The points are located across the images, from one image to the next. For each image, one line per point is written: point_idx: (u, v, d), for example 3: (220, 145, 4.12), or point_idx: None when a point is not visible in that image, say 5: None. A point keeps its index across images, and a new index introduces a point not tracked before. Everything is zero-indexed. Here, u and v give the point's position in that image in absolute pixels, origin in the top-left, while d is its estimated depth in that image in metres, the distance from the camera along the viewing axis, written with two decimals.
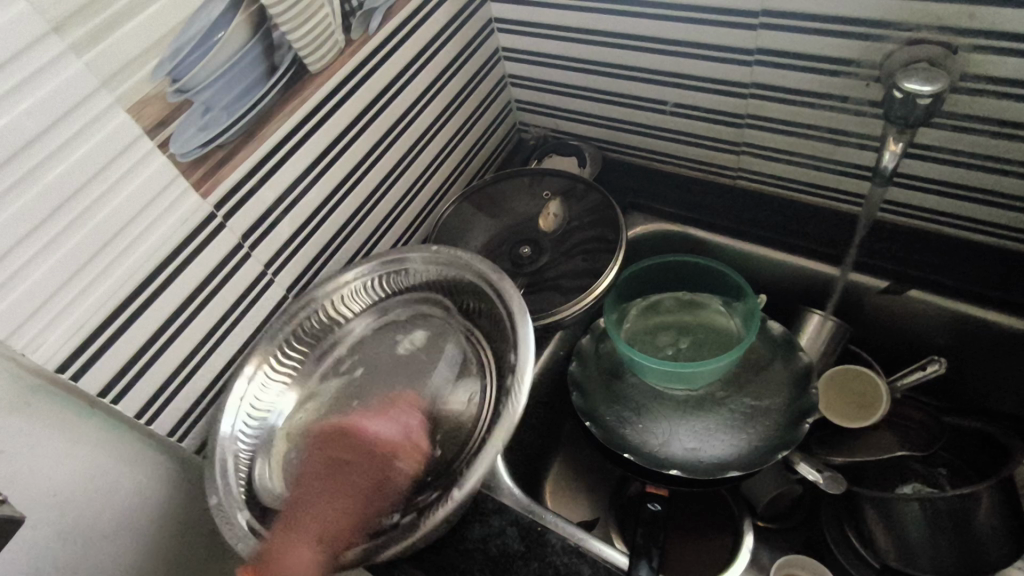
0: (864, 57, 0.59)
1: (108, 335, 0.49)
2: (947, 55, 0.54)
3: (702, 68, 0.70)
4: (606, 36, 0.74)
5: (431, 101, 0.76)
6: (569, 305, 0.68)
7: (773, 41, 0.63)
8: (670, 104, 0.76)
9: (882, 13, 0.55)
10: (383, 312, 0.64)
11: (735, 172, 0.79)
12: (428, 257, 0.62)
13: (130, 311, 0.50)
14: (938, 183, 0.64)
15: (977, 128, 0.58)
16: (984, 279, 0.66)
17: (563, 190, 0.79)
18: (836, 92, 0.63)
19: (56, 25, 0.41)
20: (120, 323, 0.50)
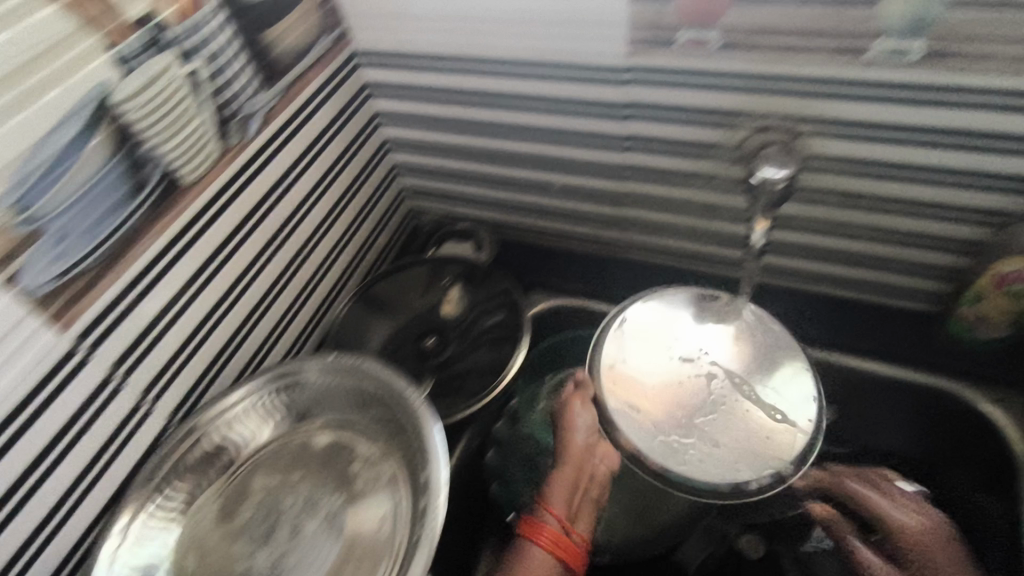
0: (723, 142, 0.64)
1: None
2: (793, 139, 0.61)
3: (582, 154, 0.74)
4: (490, 127, 0.77)
5: (318, 199, 0.74)
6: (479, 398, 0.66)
7: (644, 130, 0.67)
8: (557, 188, 0.79)
9: (733, 105, 0.61)
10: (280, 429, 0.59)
11: (625, 247, 0.83)
12: (327, 366, 0.59)
13: None
14: (807, 248, 0.71)
15: (825, 200, 0.65)
16: (858, 329, 0.72)
17: (463, 276, 0.78)
18: (704, 173, 0.68)
19: None
20: None
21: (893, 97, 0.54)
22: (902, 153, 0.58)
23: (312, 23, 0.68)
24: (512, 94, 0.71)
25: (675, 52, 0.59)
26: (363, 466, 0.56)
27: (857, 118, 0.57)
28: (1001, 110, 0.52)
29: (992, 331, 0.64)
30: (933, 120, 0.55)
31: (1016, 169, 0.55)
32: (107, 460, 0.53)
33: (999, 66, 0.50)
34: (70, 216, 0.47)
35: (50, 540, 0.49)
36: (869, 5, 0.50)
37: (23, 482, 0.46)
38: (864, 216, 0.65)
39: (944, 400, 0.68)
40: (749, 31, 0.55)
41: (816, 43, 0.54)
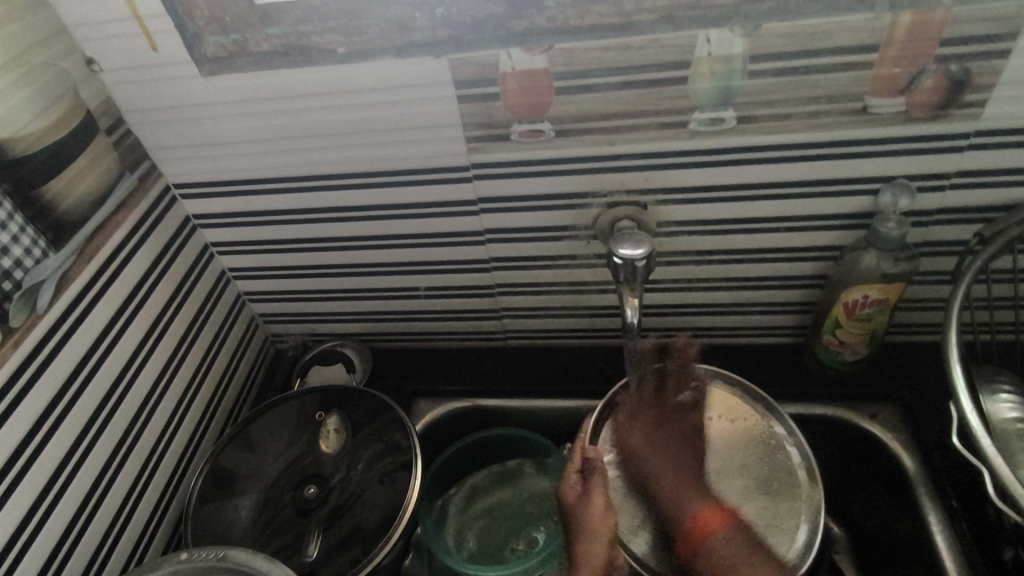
0: (576, 223, 0.64)
1: None
2: (642, 210, 0.61)
3: (440, 254, 0.70)
4: (336, 242, 0.71)
5: (148, 357, 0.64)
6: (377, 548, 0.58)
7: (497, 222, 0.66)
8: (422, 290, 0.75)
9: (577, 187, 0.61)
10: None
11: (504, 335, 0.79)
12: (181, 570, 0.49)
13: None
14: (682, 308, 0.70)
15: (680, 260, 0.65)
16: (752, 376, 0.72)
17: (338, 406, 0.71)
18: (565, 253, 0.67)
19: None
20: None
21: (720, 161, 0.57)
22: (739, 208, 0.60)
23: (109, 164, 0.60)
24: (353, 206, 0.67)
25: (512, 145, 0.58)
26: None
27: (694, 182, 0.59)
28: (813, 160, 0.55)
29: (855, 355, 0.66)
30: (760, 176, 0.57)
31: (838, 208, 0.59)
32: None
33: (802, 123, 0.53)
34: None
35: None
36: (679, 83, 0.52)
37: None
38: (720, 268, 0.65)
39: (844, 426, 0.68)
40: (578, 118, 0.55)
41: (641, 122, 0.55)
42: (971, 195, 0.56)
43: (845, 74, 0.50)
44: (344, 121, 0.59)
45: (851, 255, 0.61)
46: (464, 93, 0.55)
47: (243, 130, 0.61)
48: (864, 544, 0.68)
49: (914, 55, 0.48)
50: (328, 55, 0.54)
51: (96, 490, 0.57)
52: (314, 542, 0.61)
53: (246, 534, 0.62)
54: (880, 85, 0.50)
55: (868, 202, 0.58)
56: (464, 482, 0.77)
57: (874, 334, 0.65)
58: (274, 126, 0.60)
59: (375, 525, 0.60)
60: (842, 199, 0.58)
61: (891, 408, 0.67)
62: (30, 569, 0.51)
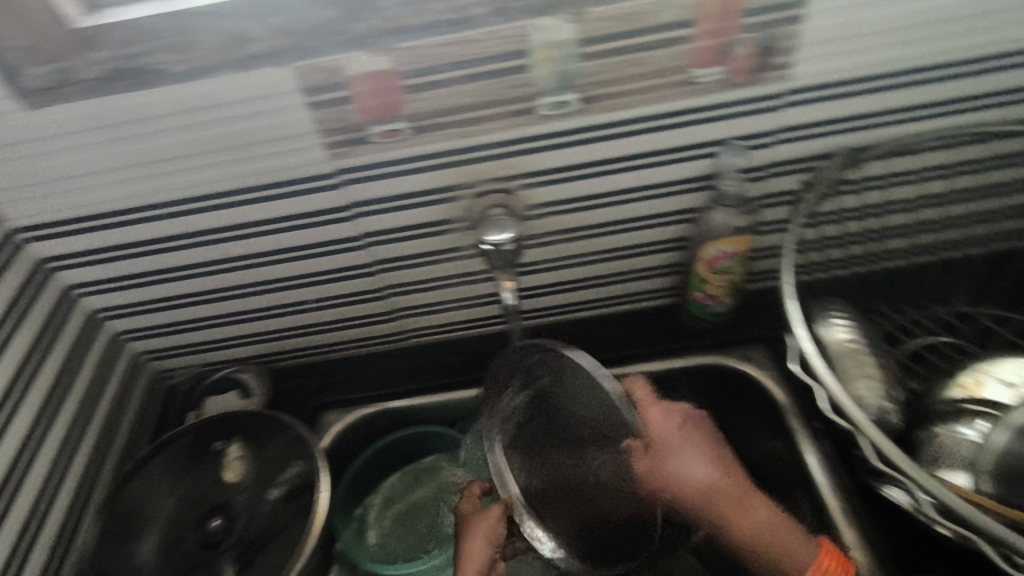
0: (451, 216, 0.65)
1: None
2: (510, 196, 0.64)
3: (321, 264, 0.70)
4: (211, 266, 0.69)
5: (13, 416, 0.60)
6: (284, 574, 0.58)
7: (373, 225, 0.66)
8: (311, 302, 0.73)
9: (445, 180, 0.62)
10: None
11: (402, 337, 0.79)
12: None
13: None
14: (566, 285, 0.73)
15: (555, 239, 0.68)
16: (638, 339, 0.76)
17: (236, 432, 0.69)
18: (446, 247, 0.69)
19: None
20: None
21: (574, 141, 0.60)
22: (599, 183, 0.63)
23: None
24: (222, 226, 0.65)
25: (373, 147, 0.59)
26: None
27: (554, 164, 0.61)
28: (656, 131, 0.60)
29: (722, 307, 0.72)
30: (612, 151, 0.61)
31: (687, 173, 0.63)
32: None
33: (640, 97, 0.57)
34: None
35: None
36: (521, 71, 0.54)
37: None
38: (593, 242, 0.69)
39: (720, 371, 0.73)
40: (432, 113, 0.57)
41: (493, 111, 0.57)
42: (796, 147, 0.62)
43: (669, 49, 0.54)
44: (195, 140, 0.57)
45: (704, 214, 0.66)
46: (314, 100, 0.55)
47: (86, 161, 0.58)
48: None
49: (723, 26, 0.53)
50: (165, 76, 0.52)
51: None
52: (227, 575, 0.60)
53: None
54: (700, 57, 0.54)
55: (711, 163, 0.63)
56: (379, 489, 0.77)
57: (734, 285, 0.70)
58: (120, 154, 0.58)
59: (286, 544, 0.60)
60: (688, 164, 0.63)
61: (761, 348, 0.74)
62: None
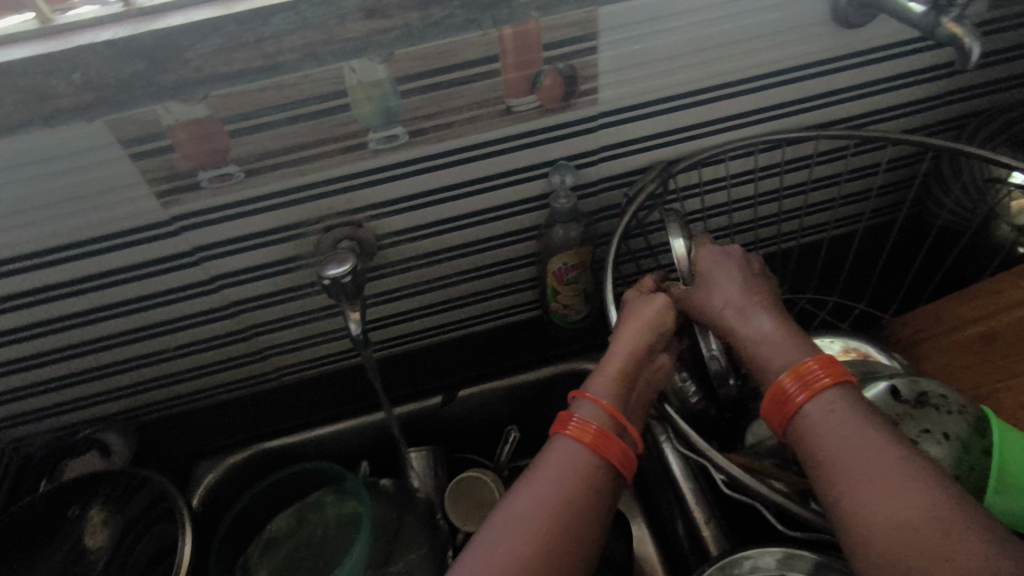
0: (301, 251, 0.66)
1: None
2: (357, 229, 0.65)
3: (176, 312, 0.69)
4: (52, 326, 0.66)
5: None
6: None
7: (223, 267, 0.66)
8: (170, 350, 0.72)
9: (289, 218, 0.63)
10: None
11: (274, 376, 0.79)
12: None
13: None
14: (428, 308, 0.76)
15: (411, 265, 0.71)
16: (505, 356, 0.81)
17: (98, 496, 0.66)
18: (303, 282, 0.69)
19: None
20: None
21: (410, 172, 0.62)
22: (444, 210, 0.67)
23: None
24: (59, 282, 0.63)
25: (207, 192, 0.59)
26: None
27: (396, 194, 0.64)
28: (490, 157, 0.63)
29: (580, 314, 0.76)
30: (450, 179, 0.64)
31: (526, 194, 0.68)
32: None
33: (467, 128, 0.60)
34: None
35: None
36: (346, 110, 0.56)
37: None
38: (448, 264, 0.72)
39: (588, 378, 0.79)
40: (261, 156, 0.58)
41: (322, 150, 0.59)
42: (620, 163, 0.68)
43: (483, 82, 0.58)
44: (13, 198, 0.56)
45: (546, 231, 0.70)
46: (136, 151, 0.55)
47: None
48: (643, 486, 0.78)
49: (527, 60, 0.57)
50: None
51: None
52: None
53: None
54: (513, 88, 0.59)
55: (546, 184, 0.67)
56: (264, 532, 0.74)
57: (588, 292, 0.75)
58: None
59: None
60: (526, 184, 0.67)
61: None
62: None
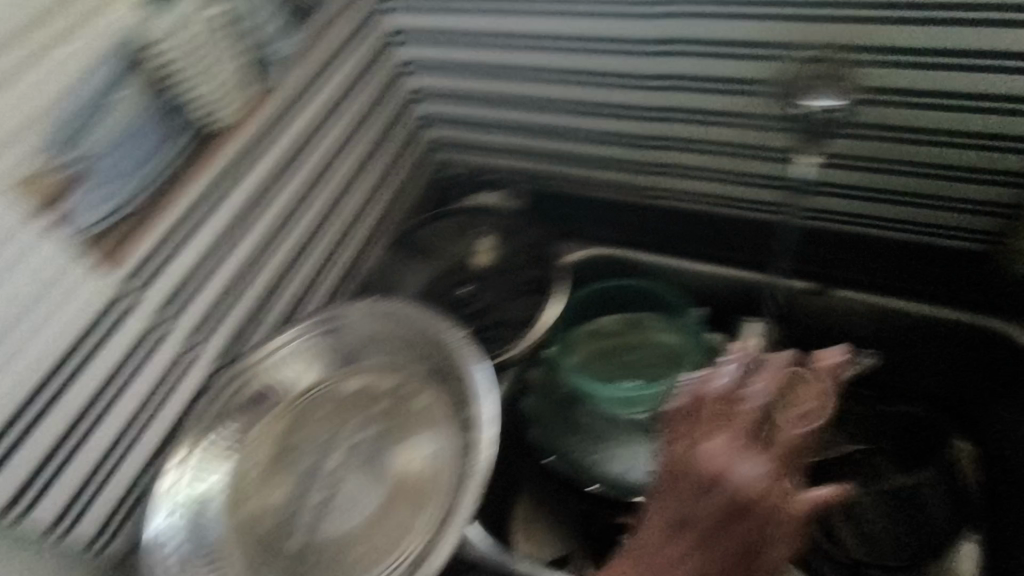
0: (768, 78, 0.62)
1: (20, 428, 0.45)
2: (846, 70, 0.58)
3: (618, 96, 0.70)
4: (521, 72, 0.74)
5: (351, 150, 0.73)
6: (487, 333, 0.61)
7: (684, 69, 0.65)
8: (591, 133, 0.76)
9: (779, 37, 0.59)
10: (309, 356, 0.60)
11: (663, 197, 0.79)
12: (364, 310, 0.61)
13: (22, 423, 0.45)
14: (856, 192, 0.67)
15: (873, 135, 0.62)
16: (919, 274, 0.71)
17: (497, 229, 0.78)
18: (748, 112, 0.66)
19: None
20: (9, 441, 0.44)
21: (951, 21, 0.53)
22: (964, 82, 0.56)
23: None
24: (549, 33, 0.69)
25: None
26: (428, 433, 0.56)
27: (915, 44, 0.55)
28: None
29: None
30: (996, 44, 0.53)
31: None
32: (159, 400, 0.55)
33: None
34: (106, 164, 0.48)
35: (108, 477, 0.51)
36: None
37: (80, 423, 0.48)
38: (925, 150, 0.61)
39: (998, 342, 0.66)
40: None
41: None
42: None
43: None
44: None
45: None
46: None
47: None
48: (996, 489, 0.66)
49: None
50: None
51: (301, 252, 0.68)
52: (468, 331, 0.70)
53: None
54: None
55: None
56: (593, 322, 0.81)
57: None
58: None
59: (516, 329, 0.69)
60: None
61: None
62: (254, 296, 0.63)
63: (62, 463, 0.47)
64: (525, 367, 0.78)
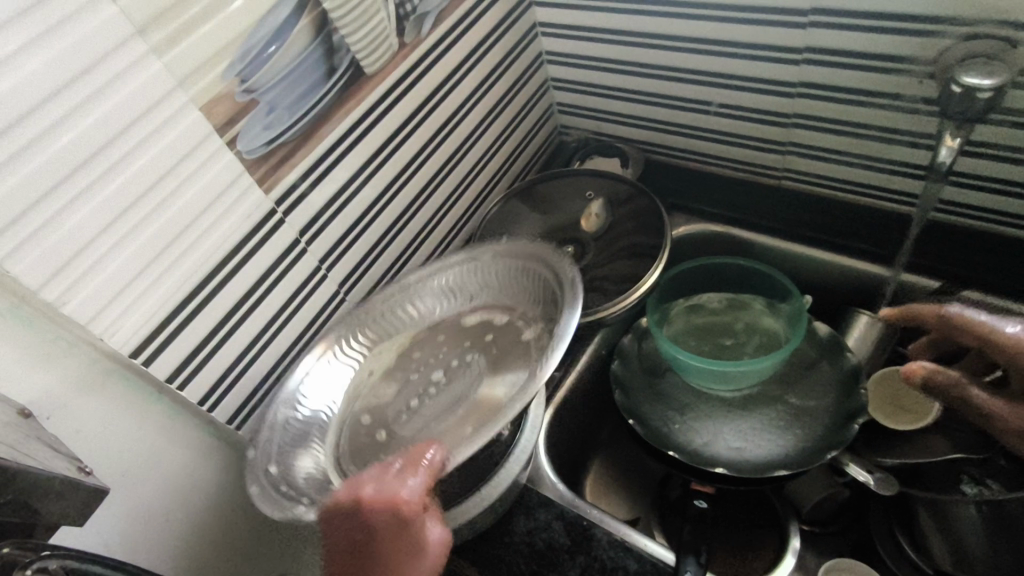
0: (916, 54, 0.58)
1: (186, 313, 0.53)
2: (1008, 49, 0.53)
3: (746, 68, 0.70)
4: (650, 38, 0.74)
5: (478, 104, 0.77)
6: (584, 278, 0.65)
7: (822, 41, 0.62)
8: (715, 105, 0.76)
9: (936, 9, 0.55)
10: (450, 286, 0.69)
11: (780, 174, 0.79)
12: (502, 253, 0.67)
13: (189, 308, 0.53)
14: (1001, 184, 0.62)
15: None
16: None
17: (605, 193, 0.80)
18: (888, 90, 0.62)
19: (156, 47, 0.46)
20: (179, 322, 0.53)
21: None
22: None
23: None
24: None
25: None
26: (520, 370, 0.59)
27: None
28: None
29: None
30: None
31: None
32: (292, 310, 0.63)
33: None
34: (275, 94, 0.54)
35: (248, 367, 0.60)
36: None
37: (230, 317, 0.57)
38: None
39: None
40: None
41: None
42: None
43: None
44: None
45: None
46: None
47: None
48: None
49: None
50: None
51: (421, 195, 0.74)
52: None
53: None
54: None
55: None
56: (693, 297, 0.81)
57: None
58: None
59: (613, 287, 0.70)
60: None
61: None
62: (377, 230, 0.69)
63: (215, 348, 0.56)
64: (618, 331, 0.80)
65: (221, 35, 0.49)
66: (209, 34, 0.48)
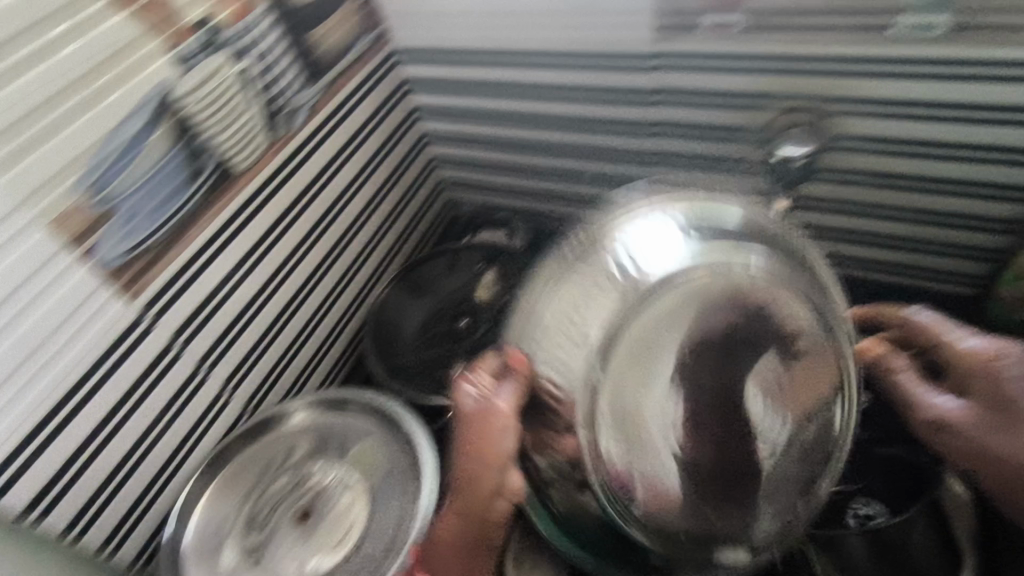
0: (749, 125, 0.65)
1: (41, 439, 0.49)
2: (819, 120, 0.61)
3: (609, 143, 0.75)
4: (521, 119, 0.79)
5: (361, 189, 0.78)
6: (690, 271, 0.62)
7: (670, 116, 0.69)
8: (588, 176, 0.81)
9: (757, 87, 0.62)
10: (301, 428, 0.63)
11: None
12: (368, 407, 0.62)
13: (45, 433, 0.49)
14: (839, 232, 0.68)
15: (854, 179, 0.64)
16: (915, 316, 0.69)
17: (499, 262, 0.81)
18: (732, 157, 0.69)
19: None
20: (32, 449, 0.49)
21: (920, 74, 0.54)
22: (936, 133, 0.57)
23: (351, 26, 0.73)
24: (544, 83, 0.73)
25: (698, 37, 0.61)
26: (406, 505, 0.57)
27: (885, 95, 0.57)
28: None
29: None
30: (964, 95, 0.54)
31: None
32: (169, 419, 0.59)
33: None
34: (134, 201, 0.53)
35: (120, 487, 0.55)
36: None
37: (96, 435, 0.53)
38: (903, 194, 0.63)
39: None
40: (772, 13, 0.56)
41: (837, 21, 0.54)
42: None
43: None
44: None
45: None
46: None
47: None
48: None
49: None
50: None
51: (309, 284, 0.73)
52: (460, 364, 0.72)
53: (408, 346, 0.75)
54: None
55: None
56: None
57: None
58: None
59: None
60: None
61: None
62: (262, 325, 0.68)
63: (78, 472, 0.52)
64: None
65: (68, 149, 0.48)
66: (54, 150, 0.47)
